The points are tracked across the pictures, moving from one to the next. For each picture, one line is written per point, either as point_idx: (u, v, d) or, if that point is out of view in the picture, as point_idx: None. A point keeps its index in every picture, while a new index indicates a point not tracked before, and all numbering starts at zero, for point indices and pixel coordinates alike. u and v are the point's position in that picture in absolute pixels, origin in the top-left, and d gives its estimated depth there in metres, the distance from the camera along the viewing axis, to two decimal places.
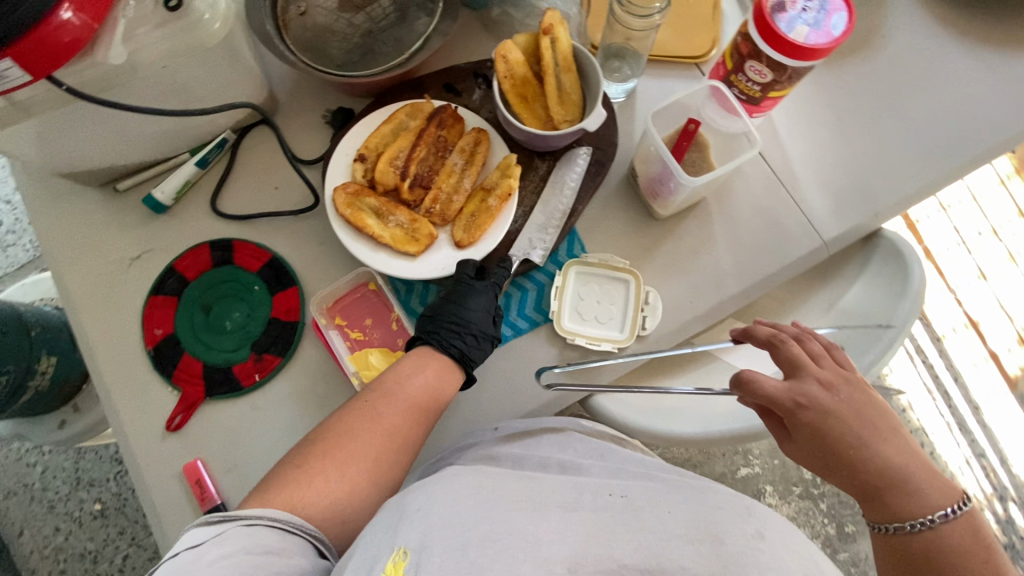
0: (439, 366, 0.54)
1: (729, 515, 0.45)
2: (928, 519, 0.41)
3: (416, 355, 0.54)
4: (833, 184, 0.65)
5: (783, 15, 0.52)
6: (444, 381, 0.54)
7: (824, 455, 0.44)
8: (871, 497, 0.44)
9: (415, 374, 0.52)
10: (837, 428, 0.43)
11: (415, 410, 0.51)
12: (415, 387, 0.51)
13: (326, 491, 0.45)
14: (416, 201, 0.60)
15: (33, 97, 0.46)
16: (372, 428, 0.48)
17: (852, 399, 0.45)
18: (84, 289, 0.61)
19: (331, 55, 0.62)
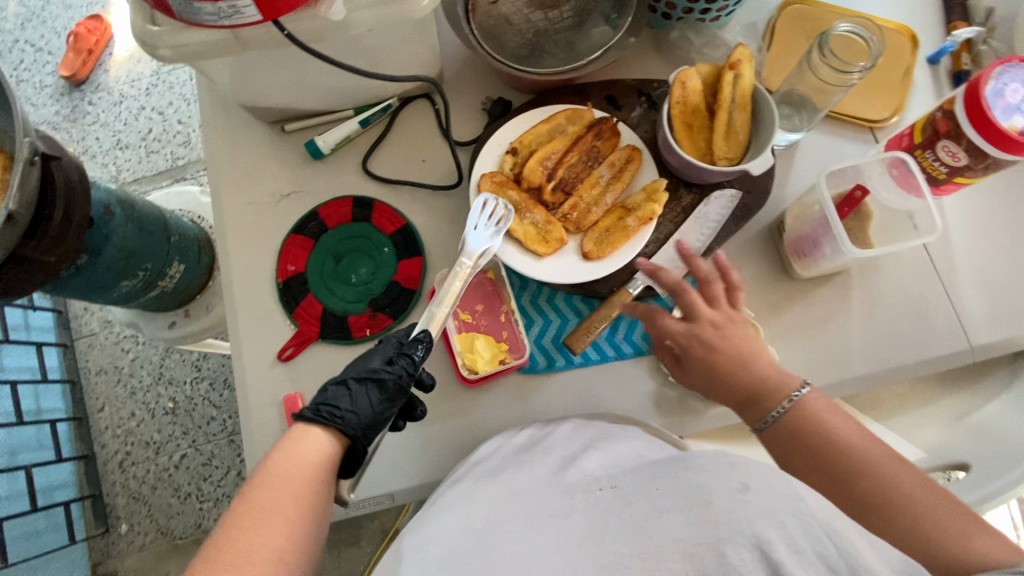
0: (320, 449, 0.44)
1: (712, 469, 0.42)
2: (781, 412, 0.49)
3: (290, 439, 0.44)
4: (993, 286, 0.60)
5: (1000, 101, 0.49)
6: (325, 468, 0.43)
7: (715, 384, 0.52)
8: (748, 413, 0.51)
9: (278, 487, 0.40)
10: (722, 355, 0.51)
11: (286, 520, 0.39)
12: (275, 501, 0.39)
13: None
14: (554, 204, 0.61)
15: (253, 36, 0.50)
16: (247, 572, 0.36)
17: (735, 335, 0.52)
18: (235, 212, 0.66)
19: (506, 46, 0.64)
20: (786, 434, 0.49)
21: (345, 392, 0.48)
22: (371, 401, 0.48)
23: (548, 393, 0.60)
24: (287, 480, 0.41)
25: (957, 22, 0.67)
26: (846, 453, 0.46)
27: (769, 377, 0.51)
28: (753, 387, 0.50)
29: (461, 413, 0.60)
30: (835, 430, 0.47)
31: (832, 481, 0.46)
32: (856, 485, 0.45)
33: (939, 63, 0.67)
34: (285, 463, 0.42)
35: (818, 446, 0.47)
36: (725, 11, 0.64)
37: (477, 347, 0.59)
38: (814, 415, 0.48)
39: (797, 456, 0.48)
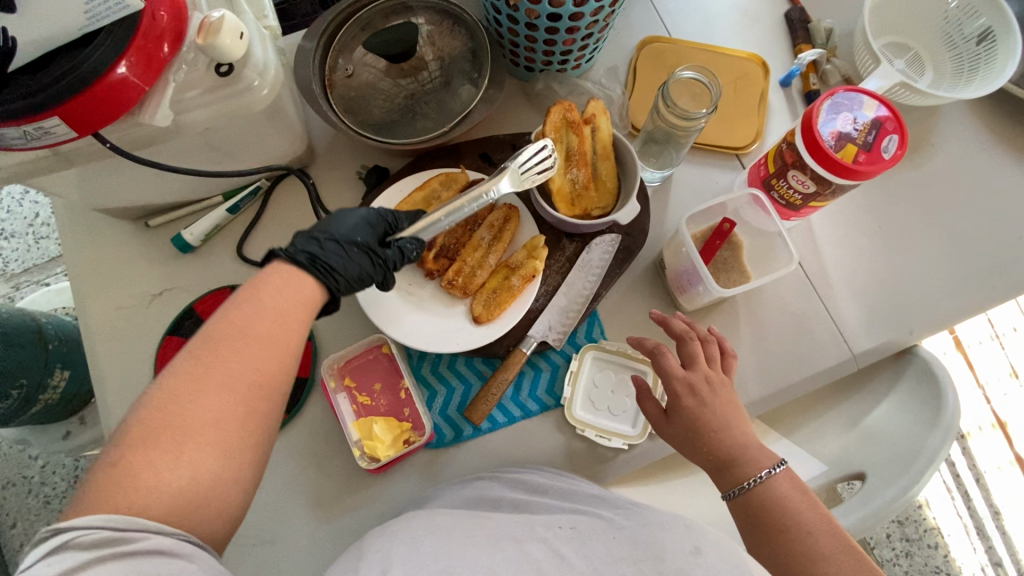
0: (305, 291, 0.42)
1: (671, 531, 0.44)
2: (760, 477, 0.46)
3: (271, 274, 0.42)
4: (866, 294, 0.63)
5: (832, 131, 0.51)
6: (310, 306, 0.42)
7: (698, 440, 0.49)
8: (722, 478, 0.48)
9: (264, 307, 0.39)
10: (710, 416, 0.48)
11: (270, 353, 0.37)
12: (257, 324, 0.38)
13: (174, 474, 0.32)
14: (439, 270, 0.60)
15: (77, 149, 0.47)
16: (223, 392, 0.35)
17: (724, 399, 0.49)
18: (104, 321, 0.61)
19: (372, 114, 0.62)
20: (754, 507, 0.45)
21: (337, 249, 0.46)
22: (361, 271, 0.47)
23: (458, 464, 0.58)
24: (273, 300, 0.40)
25: (802, 45, 0.70)
26: (811, 542, 0.42)
27: (745, 451, 0.47)
28: (733, 452, 0.47)
29: (370, 500, 0.57)
30: (800, 514, 0.44)
31: (784, 564, 0.43)
32: (810, 572, 0.42)
33: (790, 86, 0.70)
34: (273, 293, 0.40)
35: (783, 528, 0.44)
36: (584, 60, 0.65)
37: (376, 432, 0.56)
38: (784, 496, 0.45)
39: (758, 531, 0.45)
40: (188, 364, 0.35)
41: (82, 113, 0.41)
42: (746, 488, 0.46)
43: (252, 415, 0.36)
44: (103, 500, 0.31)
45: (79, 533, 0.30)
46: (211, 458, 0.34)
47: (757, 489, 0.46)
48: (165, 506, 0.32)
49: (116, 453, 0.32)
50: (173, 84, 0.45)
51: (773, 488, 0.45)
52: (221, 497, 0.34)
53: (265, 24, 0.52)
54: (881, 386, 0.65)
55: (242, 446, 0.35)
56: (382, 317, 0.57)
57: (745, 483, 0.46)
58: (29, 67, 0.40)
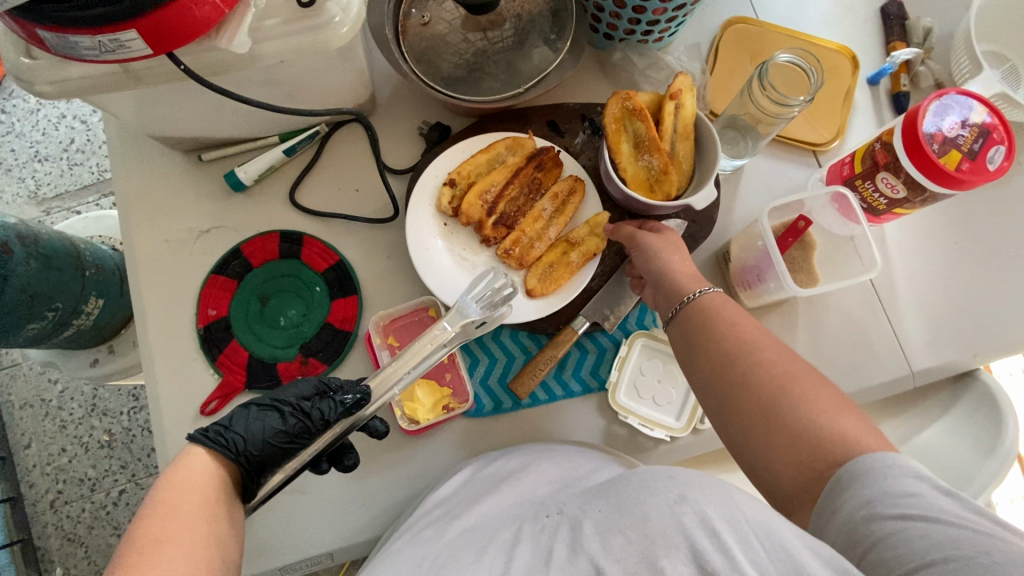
0: (206, 472, 0.40)
1: (652, 487, 0.38)
2: (696, 291, 0.46)
3: (172, 474, 0.39)
4: (932, 311, 0.61)
5: (936, 134, 0.48)
6: (221, 485, 0.40)
7: (653, 272, 0.50)
8: (665, 303, 0.48)
9: (175, 513, 0.36)
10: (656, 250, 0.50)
11: (190, 551, 0.34)
12: (171, 528, 0.35)
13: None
14: (496, 237, 0.58)
15: (148, 69, 0.45)
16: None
17: (667, 241, 0.51)
18: (149, 252, 0.60)
19: (441, 68, 0.59)
20: (691, 323, 0.45)
21: (246, 416, 0.45)
22: (266, 428, 0.44)
23: (495, 437, 0.57)
24: (181, 511, 0.36)
25: (896, 43, 0.66)
26: (749, 342, 0.41)
27: (686, 276, 0.48)
28: (672, 274, 0.48)
29: (403, 462, 0.57)
30: (734, 322, 0.43)
31: (723, 367, 0.41)
32: (748, 372, 0.40)
33: (878, 85, 0.66)
34: (173, 490, 0.37)
35: (717, 332, 0.43)
36: (668, 32, 0.62)
37: (418, 396, 0.55)
38: (716, 308, 0.44)
39: (697, 345, 0.43)
40: None
41: (160, 28, 0.40)
42: (686, 304, 0.46)
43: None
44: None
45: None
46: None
47: (695, 303, 0.45)
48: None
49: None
50: (254, 10, 0.44)
51: (706, 301, 0.45)
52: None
53: None
54: (934, 407, 0.63)
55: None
56: (435, 279, 0.55)
57: (684, 300, 0.46)
58: None
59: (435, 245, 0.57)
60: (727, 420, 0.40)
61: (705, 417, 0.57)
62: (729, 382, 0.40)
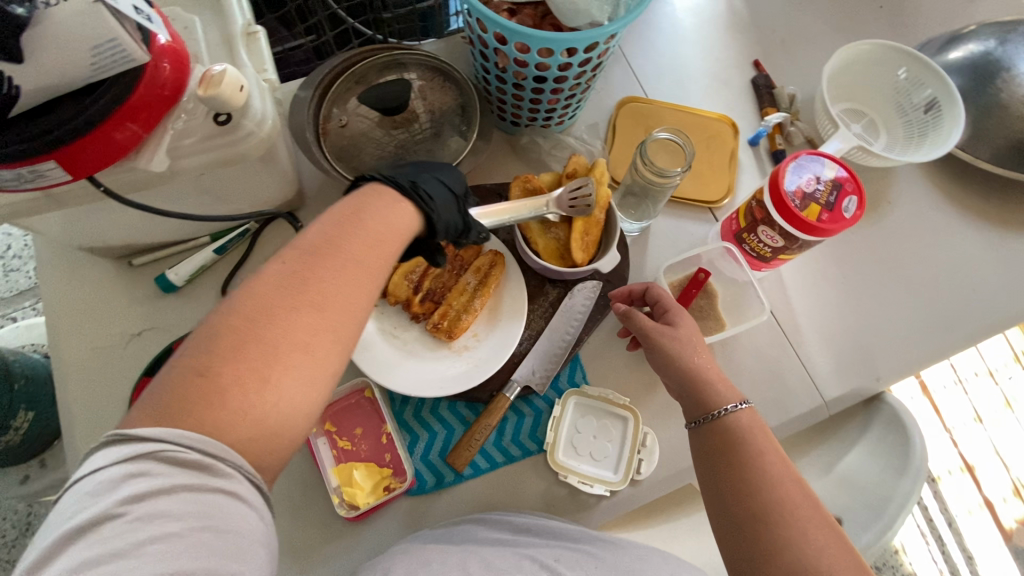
0: (399, 219, 0.42)
1: (649, 563, 0.48)
2: (727, 409, 0.48)
3: (373, 201, 0.41)
4: (836, 341, 0.66)
5: (796, 192, 0.55)
6: (397, 243, 0.41)
7: (680, 379, 0.50)
8: (690, 409, 0.50)
9: (343, 259, 0.38)
10: (681, 351, 0.51)
11: (330, 315, 0.36)
12: (358, 250, 0.38)
13: (268, 389, 0.33)
14: (424, 313, 0.60)
15: (70, 192, 0.47)
16: (300, 318, 0.35)
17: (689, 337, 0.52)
18: (80, 361, 0.60)
19: (362, 161, 0.64)
20: (716, 436, 0.47)
21: (428, 182, 0.45)
22: (449, 198, 0.46)
23: (438, 513, 0.58)
24: (369, 239, 0.39)
25: (768, 109, 0.76)
26: (776, 475, 0.44)
27: (719, 383, 0.49)
28: (697, 377, 0.49)
29: (349, 550, 0.56)
30: (763, 448, 0.45)
31: (741, 486, 0.44)
32: (767, 504, 0.42)
33: (758, 145, 0.75)
34: (374, 222, 0.40)
35: (740, 453, 0.45)
36: (567, 117, 0.69)
37: (356, 478, 0.55)
38: (745, 428, 0.46)
39: (719, 462, 0.46)
40: (248, 324, 0.34)
41: (81, 156, 0.43)
42: (711, 417, 0.48)
43: (341, 330, 0.36)
44: (192, 413, 0.31)
45: (165, 445, 0.30)
46: (296, 377, 0.34)
47: (720, 421, 0.47)
48: (262, 411, 0.33)
49: (207, 362, 0.32)
50: (170, 131, 0.47)
51: (734, 421, 0.47)
52: (310, 399, 0.35)
53: (264, 77, 0.53)
54: (852, 432, 0.67)
55: (324, 376, 0.36)
56: (369, 363, 0.57)
57: (711, 415, 0.48)
58: (32, 111, 0.40)
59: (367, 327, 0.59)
60: (730, 536, 0.43)
61: (641, 467, 0.59)
62: (736, 498, 0.43)
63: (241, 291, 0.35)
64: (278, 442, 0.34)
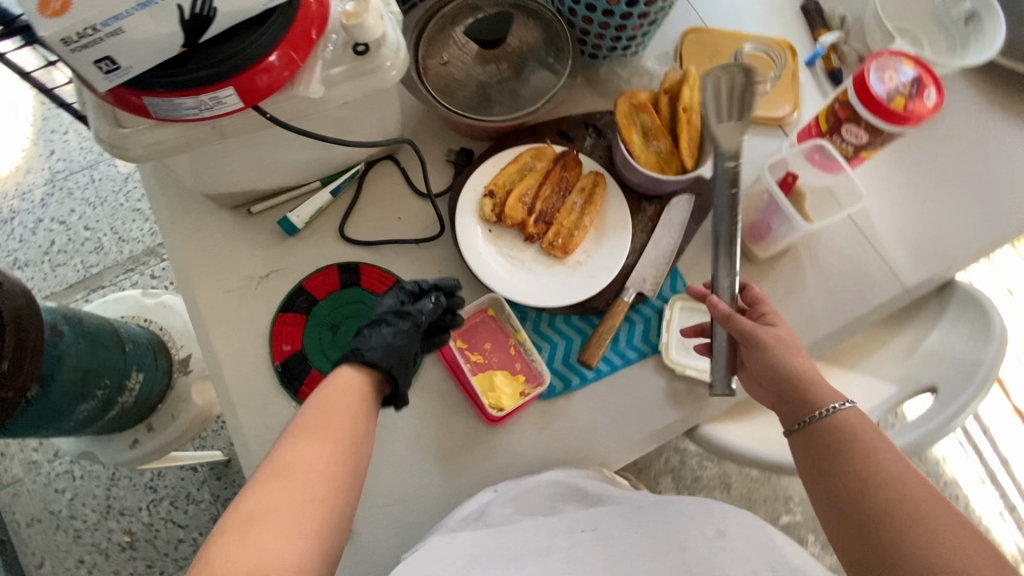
0: (349, 384, 0.49)
1: (692, 521, 0.52)
2: (830, 407, 0.49)
3: (329, 379, 0.49)
4: (908, 236, 0.71)
5: (881, 86, 0.60)
6: (357, 410, 0.47)
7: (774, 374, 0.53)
8: (790, 411, 0.52)
9: (304, 462, 0.42)
10: (786, 357, 0.52)
11: (305, 490, 0.41)
12: (318, 455, 0.43)
13: (257, 555, 0.37)
14: (538, 234, 0.65)
15: (229, 125, 0.50)
16: (282, 481, 0.40)
17: (788, 338, 0.54)
18: (214, 305, 0.63)
19: (458, 98, 0.68)
20: (821, 437, 0.49)
21: (367, 333, 0.54)
22: (386, 337, 0.53)
23: (569, 415, 0.62)
24: (331, 421, 0.45)
25: (820, 31, 0.80)
26: (873, 469, 0.45)
27: (826, 386, 0.51)
28: (801, 374, 0.52)
29: (493, 453, 0.61)
30: (871, 450, 0.46)
31: (851, 482, 0.45)
32: (883, 501, 0.43)
33: (814, 65, 0.80)
34: (331, 401, 0.47)
35: (842, 452, 0.47)
36: (642, 46, 0.73)
37: (497, 383, 0.60)
38: (850, 427, 0.48)
39: (829, 466, 0.47)
40: (235, 518, 0.38)
41: (252, 85, 0.46)
42: (814, 418, 0.50)
43: (316, 493, 0.41)
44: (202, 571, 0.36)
45: None
46: (274, 534, 0.38)
47: (821, 421, 0.49)
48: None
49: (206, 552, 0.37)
50: (319, 62, 0.50)
51: (837, 420, 0.49)
52: (296, 556, 0.38)
53: (389, 10, 0.54)
54: (928, 319, 0.72)
55: (316, 524, 0.40)
56: (493, 280, 0.63)
57: (816, 414, 0.50)
58: (214, 39, 0.43)
59: (485, 250, 0.64)
60: (847, 529, 0.44)
61: None
62: (847, 497, 0.45)
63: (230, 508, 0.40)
64: None
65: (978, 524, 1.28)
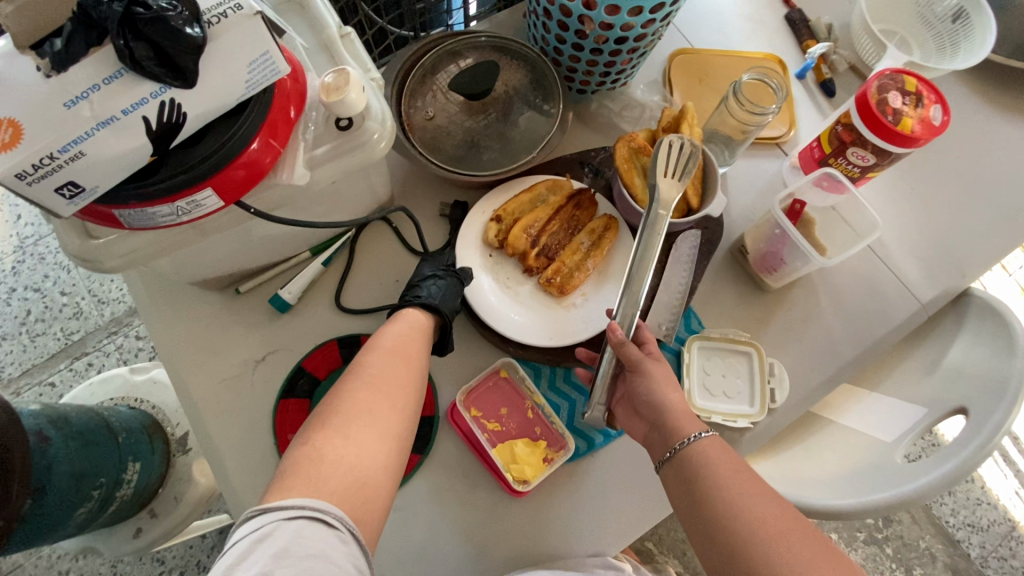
0: (412, 322, 0.53)
1: None
2: (693, 437, 0.49)
3: (393, 321, 0.54)
4: (918, 248, 0.70)
5: (885, 108, 0.58)
6: (418, 344, 0.52)
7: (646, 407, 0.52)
8: (658, 445, 0.51)
9: (377, 381, 0.47)
10: (658, 386, 0.52)
11: (378, 403, 0.46)
12: (388, 376, 0.48)
13: (341, 452, 0.42)
14: (538, 268, 0.63)
15: (212, 220, 0.46)
16: (370, 392, 0.46)
17: (663, 367, 0.53)
18: (210, 396, 0.60)
19: (446, 150, 0.64)
20: (686, 471, 0.48)
21: (423, 286, 0.57)
22: (442, 289, 0.57)
23: (597, 475, 0.60)
24: (406, 351, 0.51)
25: (808, 42, 0.78)
26: (742, 501, 0.44)
27: (684, 414, 0.51)
28: (678, 408, 0.51)
29: (521, 526, 0.58)
30: (728, 481, 0.46)
31: (720, 520, 0.44)
32: (747, 533, 0.43)
33: (805, 78, 0.78)
34: (394, 334, 0.52)
35: (708, 484, 0.46)
36: (631, 76, 0.71)
37: (518, 453, 0.57)
38: (711, 460, 0.47)
39: (695, 498, 0.46)
40: (321, 420, 0.44)
41: (233, 181, 0.42)
42: (678, 450, 0.49)
43: (391, 406, 0.46)
44: (294, 473, 0.40)
45: (292, 514, 0.38)
46: (368, 441, 0.43)
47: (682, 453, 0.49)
48: (337, 469, 0.41)
49: (300, 445, 0.42)
50: (301, 143, 0.47)
51: (697, 451, 0.48)
52: (385, 460, 0.44)
53: (370, 76, 0.52)
54: (947, 330, 0.71)
55: (388, 438, 0.45)
56: (488, 314, 0.61)
57: (677, 447, 0.49)
58: (185, 142, 0.39)
59: (486, 282, 0.62)
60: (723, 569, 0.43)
61: (774, 394, 0.62)
62: (715, 535, 0.44)
63: (310, 420, 0.45)
64: (363, 489, 0.42)
65: (997, 505, 1.28)
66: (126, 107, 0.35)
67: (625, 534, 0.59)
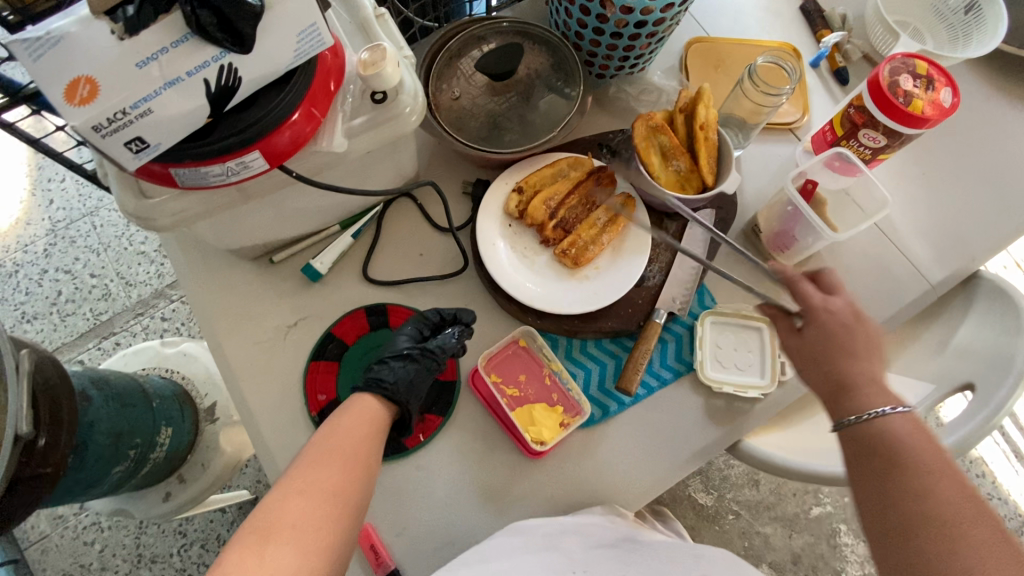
0: (367, 411, 0.54)
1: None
2: (874, 412, 0.46)
3: (347, 408, 0.55)
4: (929, 231, 0.71)
5: (897, 90, 0.59)
6: (368, 438, 0.53)
7: (822, 359, 0.51)
8: (834, 411, 0.49)
9: (318, 479, 0.47)
10: (840, 334, 0.51)
11: (315, 505, 0.45)
12: (329, 475, 0.47)
13: (266, 564, 0.41)
14: (554, 239, 0.65)
15: (255, 184, 0.50)
16: (304, 495, 0.46)
17: (829, 324, 0.51)
18: (245, 359, 0.63)
19: (471, 130, 0.67)
20: (863, 442, 0.46)
21: (390, 365, 0.57)
22: (409, 372, 0.57)
23: (611, 441, 0.62)
24: (352, 446, 0.51)
25: (823, 31, 0.80)
26: (916, 482, 0.42)
27: (869, 385, 0.48)
28: (852, 376, 0.49)
29: (538, 487, 0.60)
30: (914, 461, 0.43)
31: (894, 498, 0.43)
32: (925, 515, 0.41)
33: (819, 66, 0.80)
34: (343, 425, 0.52)
35: (891, 459, 0.44)
36: (649, 62, 0.73)
37: (536, 416, 0.60)
38: (901, 436, 0.45)
39: (873, 471, 0.45)
40: (256, 523, 0.43)
41: (278, 146, 0.45)
42: (850, 424, 0.47)
43: (330, 508, 0.46)
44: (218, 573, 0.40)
45: None
46: (293, 558, 0.42)
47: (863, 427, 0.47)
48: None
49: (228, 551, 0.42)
50: (340, 114, 0.50)
51: (886, 426, 0.46)
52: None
53: (402, 54, 0.55)
54: (956, 312, 0.72)
55: (320, 545, 0.44)
56: (504, 280, 0.63)
57: (851, 420, 0.47)
58: (238, 106, 0.43)
59: (505, 252, 0.65)
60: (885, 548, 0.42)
61: (785, 368, 0.64)
62: (888, 514, 0.42)
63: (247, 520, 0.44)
64: None
65: (1008, 501, 1.27)
66: (189, 69, 0.38)
67: (637, 497, 0.61)
